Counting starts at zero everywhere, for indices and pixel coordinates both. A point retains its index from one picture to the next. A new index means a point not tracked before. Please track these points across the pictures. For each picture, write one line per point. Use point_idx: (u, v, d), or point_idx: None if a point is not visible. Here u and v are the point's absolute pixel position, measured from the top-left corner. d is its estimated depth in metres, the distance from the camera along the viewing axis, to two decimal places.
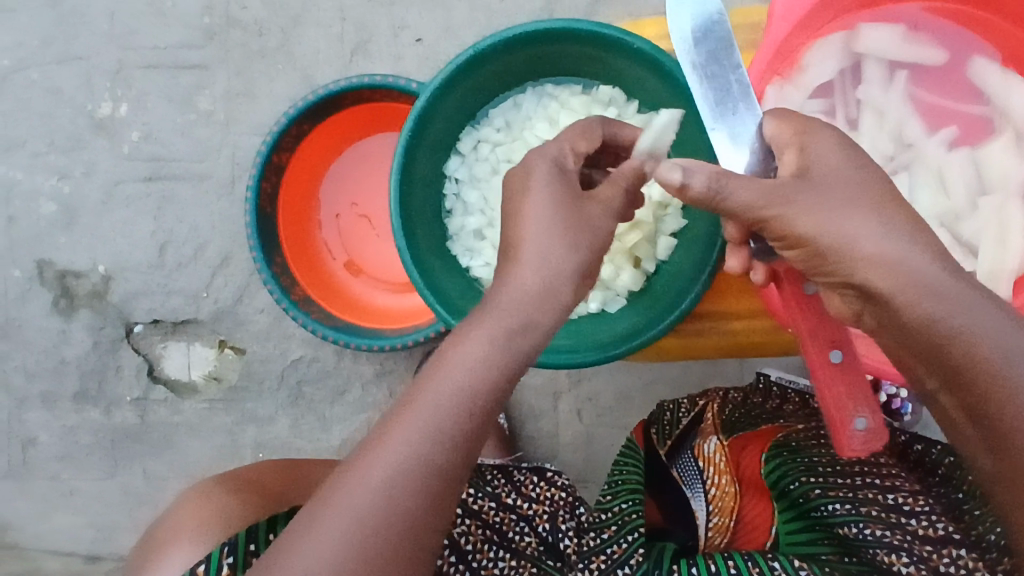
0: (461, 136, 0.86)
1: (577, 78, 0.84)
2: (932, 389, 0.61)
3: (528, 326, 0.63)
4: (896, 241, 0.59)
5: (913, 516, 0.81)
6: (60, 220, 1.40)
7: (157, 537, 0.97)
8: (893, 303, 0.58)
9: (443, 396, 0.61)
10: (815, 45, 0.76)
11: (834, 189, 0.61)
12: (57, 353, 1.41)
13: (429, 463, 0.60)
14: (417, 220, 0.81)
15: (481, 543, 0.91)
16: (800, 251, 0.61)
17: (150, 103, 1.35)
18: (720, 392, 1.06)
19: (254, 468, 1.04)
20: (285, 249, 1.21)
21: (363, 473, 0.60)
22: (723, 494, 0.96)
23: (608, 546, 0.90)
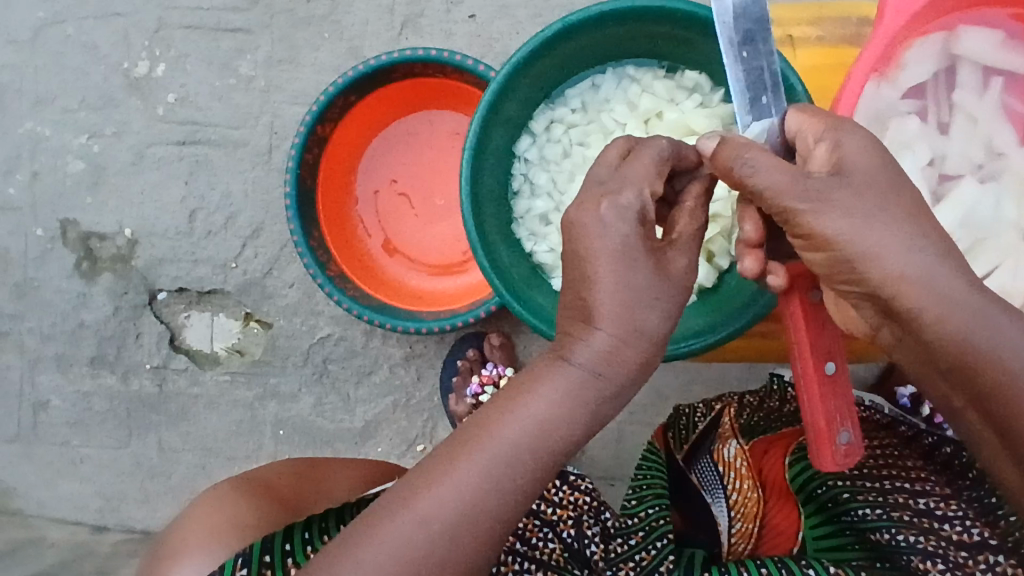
0: (535, 114, 0.87)
1: (659, 63, 0.85)
2: (957, 408, 0.55)
3: (596, 399, 0.56)
4: (924, 253, 0.52)
5: (947, 522, 0.73)
6: (87, 180, 1.36)
7: (164, 545, 0.88)
8: (920, 319, 0.53)
9: (515, 434, 0.56)
10: (917, 43, 0.75)
11: (864, 188, 0.54)
12: (75, 316, 1.37)
13: (473, 530, 0.55)
14: (485, 198, 0.81)
15: (502, 558, 0.78)
16: (821, 255, 0.55)
17: (189, 65, 1.31)
18: (735, 396, 0.97)
19: (266, 471, 0.96)
20: (323, 221, 1.19)
21: (422, 502, 0.56)
22: (746, 500, 0.85)
23: (637, 553, 0.80)
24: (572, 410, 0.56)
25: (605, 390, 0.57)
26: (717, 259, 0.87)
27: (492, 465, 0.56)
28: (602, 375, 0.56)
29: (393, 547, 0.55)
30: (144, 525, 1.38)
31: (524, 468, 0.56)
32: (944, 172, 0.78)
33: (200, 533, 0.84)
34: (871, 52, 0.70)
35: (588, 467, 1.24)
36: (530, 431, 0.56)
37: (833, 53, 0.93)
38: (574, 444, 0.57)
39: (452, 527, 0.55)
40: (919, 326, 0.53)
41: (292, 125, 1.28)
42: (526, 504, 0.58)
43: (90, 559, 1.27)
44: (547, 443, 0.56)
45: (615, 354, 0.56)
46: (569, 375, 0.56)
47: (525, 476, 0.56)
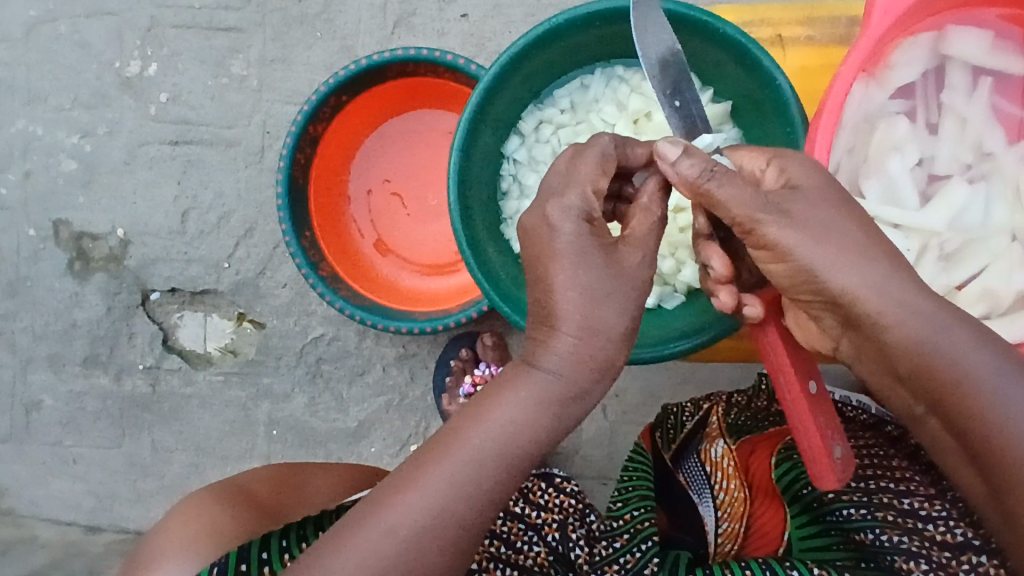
0: (524, 114, 0.87)
1: None
2: (919, 413, 0.59)
3: (561, 407, 0.56)
4: (876, 263, 0.56)
5: (930, 522, 0.73)
6: (79, 178, 1.35)
7: (146, 552, 0.88)
8: (876, 325, 0.56)
9: (483, 441, 0.56)
10: (906, 43, 0.75)
11: (817, 204, 0.57)
12: (68, 315, 1.37)
13: (441, 537, 0.55)
14: (473, 199, 0.80)
15: (484, 564, 0.78)
16: (783, 267, 0.57)
17: (181, 64, 1.31)
18: (723, 395, 0.96)
19: (247, 476, 0.96)
20: (315, 221, 1.18)
21: (393, 512, 0.56)
22: (732, 500, 0.85)
23: (621, 555, 0.79)
24: (538, 417, 0.56)
25: (571, 394, 0.56)
26: None
27: (461, 472, 0.56)
28: (567, 381, 0.56)
29: (362, 556, 0.55)
30: (137, 525, 1.38)
31: (492, 476, 0.56)
32: (933, 172, 0.78)
33: (180, 540, 0.85)
34: (861, 48, 0.69)
35: (581, 467, 1.24)
36: (498, 439, 0.56)
37: (824, 54, 0.93)
38: (542, 450, 0.58)
39: (421, 536, 0.55)
40: (877, 332, 0.56)
41: (285, 124, 1.28)
42: (496, 512, 0.57)
43: (82, 559, 1.27)
44: (515, 450, 0.56)
45: (581, 360, 0.56)
46: (535, 383, 0.56)
47: (493, 484, 0.56)
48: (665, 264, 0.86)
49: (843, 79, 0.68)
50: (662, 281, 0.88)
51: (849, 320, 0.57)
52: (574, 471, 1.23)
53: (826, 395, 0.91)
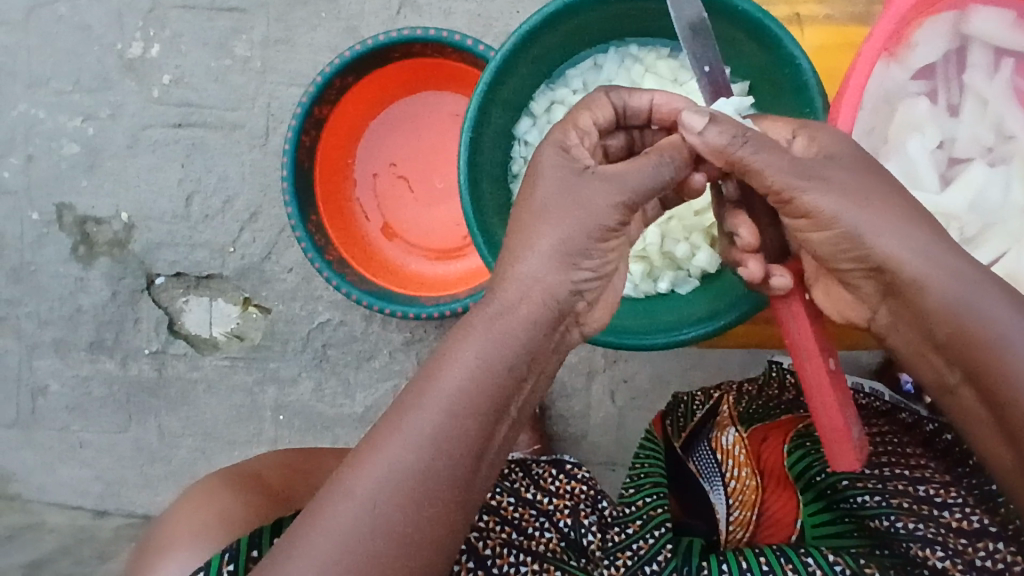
0: (535, 94, 0.85)
1: (663, 42, 0.83)
2: (951, 384, 0.58)
3: (516, 336, 0.56)
4: (915, 232, 0.56)
5: (946, 508, 0.72)
6: (83, 162, 1.34)
7: (156, 541, 0.87)
8: (914, 290, 0.56)
9: (449, 379, 0.55)
10: (928, 22, 0.74)
11: (855, 169, 0.59)
12: (74, 300, 1.36)
13: (423, 484, 0.54)
14: (484, 182, 0.79)
15: (496, 550, 0.78)
16: (823, 233, 0.58)
17: (184, 46, 1.29)
18: (733, 385, 0.95)
19: (257, 463, 0.95)
20: (320, 205, 1.17)
21: (369, 469, 0.54)
22: (743, 488, 0.85)
23: (634, 542, 0.78)
24: (494, 352, 0.56)
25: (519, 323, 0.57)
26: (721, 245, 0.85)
27: (418, 419, 0.55)
28: (514, 309, 0.57)
29: (328, 522, 0.54)
30: (145, 509, 1.39)
31: (450, 418, 0.54)
32: (953, 155, 0.78)
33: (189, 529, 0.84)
34: (882, 29, 0.68)
35: (589, 452, 1.24)
36: (453, 382, 0.55)
37: (842, 33, 0.91)
38: (503, 388, 0.56)
39: (385, 492, 0.54)
40: (915, 296, 0.57)
41: (290, 106, 1.26)
42: (464, 461, 0.55)
43: (92, 544, 1.29)
44: (475, 390, 0.55)
45: (528, 287, 0.57)
46: (483, 319, 0.57)
47: (456, 429, 0.55)
48: (679, 248, 0.84)
49: (864, 62, 0.68)
50: (676, 266, 0.86)
51: (889, 285, 0.58)
52: (582, 457, 1.23)
53: None
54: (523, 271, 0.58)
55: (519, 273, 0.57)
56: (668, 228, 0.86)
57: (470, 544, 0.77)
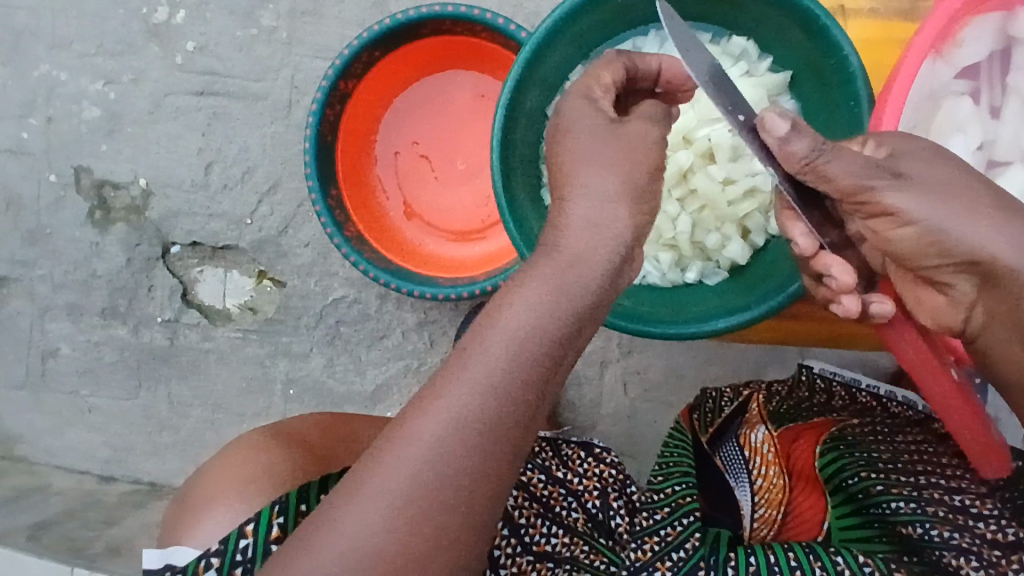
0: (570, 72, 0.81)
1: (705, 27, 0.81)
2: None
3: (583, 284, 0.54)
4: (1011, 226, 0.59)
5: (981, 519, 0.71)
6: (103, 127, 1.33)
7: (196, 495, 0.86)
8: (1015, 283, 0.59)
9: (513, 327, 0.53)
10: (976, 20, 0.72)
11: (936, 165, 0.60)
12: (88, 265, 1.36)
13: (484, 433, 0.53)
14: (516, 162, 0.78)
15: (530, 520, 0.81)
16: (909, 231, 0.60)
17: (209, 13, 1.27)
18: (762, 385, 0.98)
19: (296, 422, 0.95)
20: (341, 181, 1.16)
21: (428, 420, 0.53)
22: (770, 487, 0.86)
23: (661, 528, 0.78)
24: (560, 299, 0.54)
25: (587, 276, 0.55)
26: (753, 236, 0.83)
27: (483, 367, 0.53)
28: (579, 257, 0.55)
29: (391, 466, 0.53)
30: (151, 477, 1.39)
31: (518, 367, 0.53)
32: (992, 158, 0.76)
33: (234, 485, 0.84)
34: (933, 24, 0.67)
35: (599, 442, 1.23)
36: (520, 329, 0.53)
37: (886, 28, 0.89)
38: (569, 335, 0.54)
39: (450, 437, 0.52)
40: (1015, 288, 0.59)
41: (314, 79, 1.25)
42: (529, 407, 0.54)
43: (98, 509, 1.31)
44: (541, 338, 0.53)
45: (593, 234, 0.55)
46: (548, 268, 0.55)
47: (523, 379, 0.53)
48: (710, 239, 0.83)
49: (914, 55, 0.66)
50: (705, 256, 0.85)
51: (985, 277, 0.61)
52: None
53: (872, 390, 0.95)
54: (580, 217, 0.56)
55: (580, 225, 0.56)
56: (701, 217, 0.83)
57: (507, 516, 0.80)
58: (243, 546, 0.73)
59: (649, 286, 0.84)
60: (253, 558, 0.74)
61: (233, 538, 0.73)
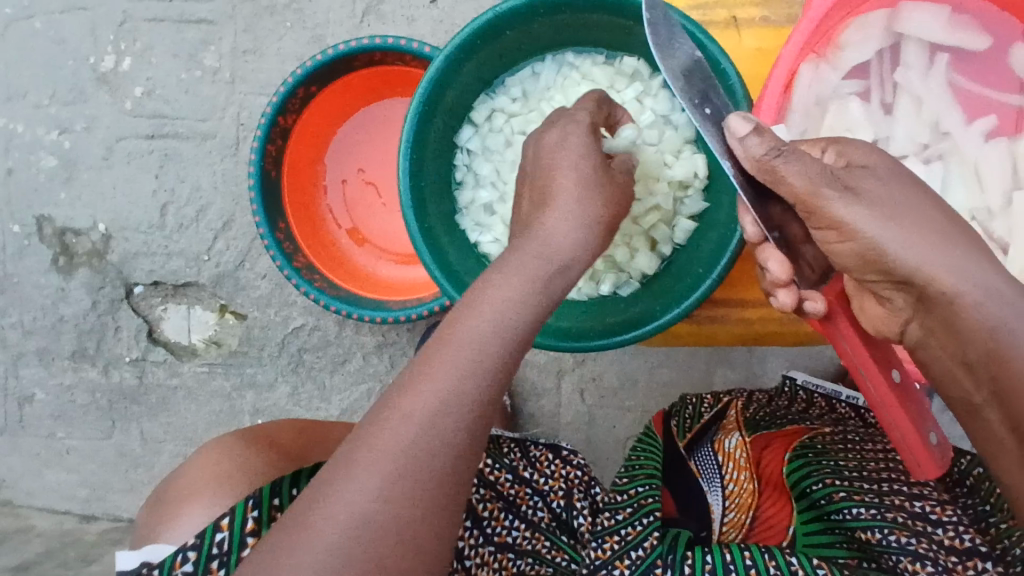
0: (476, 104, 0.86)
1: (598, 49, 0.84)
2: (978, 402, 0.62)
3: (556, 265, 0.62)
4: (952, 245, 0.59)
5: (940, 526, 0.76)
6: (61, 174, 1.37)
7: (166, 490, 0.91)
8: (950, 308, 0.59)
9: (453, 363, 0.57)
10: (854, 22, 0.75)
11: (889, 181, 0.60)
12: (55, 310, 1.39)
13: (430, 467, 0.55)
14: (426, 190, 0.80)
15: (494, 513, 0.85)
16: (851, 245, 0.60)
17: (154, 57, 1.31)
18: (742, 393, 1.02)
19: (269, 425, 0.98)
20: (290, 214, 1.19)
21: (371, 455, 0.55)
22: (741, 491, 0.89)
23: (623, 527, 0.81)
24: (540, 276, 0.61)
25: (567, 262, 0.63)
26: (661, 246, 0.84)
27: (423, 400, 0.56)
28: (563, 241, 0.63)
29: (384, 438, 0.55)
30: (129, 513, 1.42)
31: (481, 371, 0.57)
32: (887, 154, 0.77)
33: (210, 483, 0.86)
34: (802, 30, 0.69)
35: None
36: (504, 305, 0.59)
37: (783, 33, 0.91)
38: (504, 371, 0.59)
39: (439, 408, 0.56)
40: (950, 312, 0.59)
41: (259, 116, 1.28)
42: (510, 381, 0.60)
43: (77, 548, 1.33)
44: (479, 373, 0.57)
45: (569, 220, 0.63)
46: (530, 251, 0.62)
47: (464, 414, 0.56)
48: (619, 253, 0.83)
49: (785, 61, 0.69)
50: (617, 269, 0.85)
51: (922, 298, 0.61)
52: None
53: (852, 400, 0.99)
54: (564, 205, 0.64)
55: (566, 210, 0.64)
56: None
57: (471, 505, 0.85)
58: (218, 540, 0.73)
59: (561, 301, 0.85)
60: (229, 551, 0.74)
61: (210, 532, 0.73)
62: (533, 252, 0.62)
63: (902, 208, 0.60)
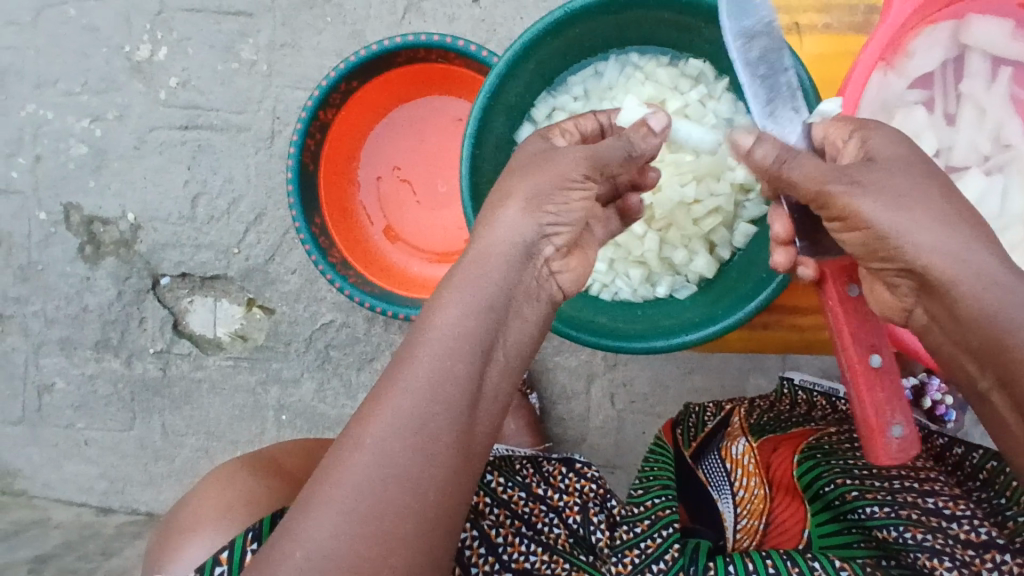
0: (536, 101, 0.89)
1: (663, 50, 0.87)
2: (983, 389, 0.58)
3: (499, 274, 0.60)
4: (958, 230, 0.57)
5: (955, 520, 0.74)
6: (91, 163, 1.36)
7: (173, 520, 0.89)
8: (950, 295, 0.56)
9: (410, 386, 0.56)
10: (926, 31, 0.76)
11: (899, 174, 0.59)
12: (79, 300, 1.38)
13: (395, 497, 0.54)
14: (485, 182, 0.84)
15: (509, 538, 0.81)
16: (856, 234, 0.60)
17: (191, 48, 1.30)
18: (744, 401, 1.01)
19: (272, 450, 0.97)
20: (324, 209, 1.18)
21: (333, 492, 0.54)
22: (752, 497, 0.87)
23: (641, 540, 0.79)
24: (482, 291, 0.59)
25: (526, 259, 0.62)
26: (719, 251, 0.87)
27: (380, 430, 0.55)
28: (503, 253, 0.60)
29: (341, 476, 0.55)
30: (148, 506, 1.40)
31: (440, 394, 0.56)
32: (950, 164, 0.78)
33: (211, 512, 0.84)
34: (880, 36, 0.70)
35: (589, 455, 1.24)
36: (447, 326, 0.57)
37: (839, 42, 0.94)
38: (467, 387, 0.57)
39: (397, 436, 0.54)
40: (951, 300, 0.57)
41: (294, 110, 1.28)
42: (476, 400, 0.57)
43: (96, 541, 1.32)
44: (436, 393, 0.56)
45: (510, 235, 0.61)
46: (469, 267, 0.60)
47: (426, 438, 0.55)
48: (677, 255, 0.87)
49: (862, 67, 0.70)
50: (675, 271, 0.89)
51: (925, 286, 0.59)
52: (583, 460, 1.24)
53: None
54: (507, 220, 0.61)
55: (507, 226, 0.61)
56: (667, 234, 0.87)
57: (482, 532, 0.81)
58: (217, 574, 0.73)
59: (621, 302, 0.90)
60: None
61: (209, 566, 0.74)
62: (494, 259, 0.60)
63: (910, 194, 0.58)
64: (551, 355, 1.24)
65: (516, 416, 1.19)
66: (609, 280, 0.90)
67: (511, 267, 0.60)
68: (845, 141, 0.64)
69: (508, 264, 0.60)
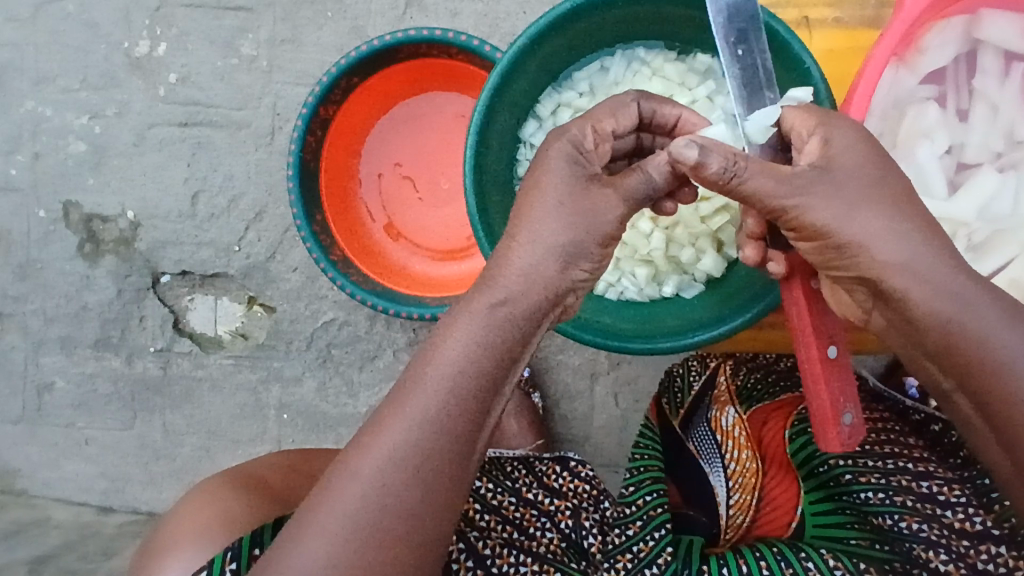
0: (542, 97, 0.89)
1: (671, 45, 0.86)
2: (945, 389, 0.59)
3: (515, 321, 0.59)
4: (911, 239, 0.57)
5: (949, 508, 0.74)
6: (90, 160, 1.34)
7: (159, 535, 0.88)
8: (902, 303, 0.58)
9: (414, 422, 0.57)
10: (939, 27, 0.75)
11: (852, 177, 0.58)
12: (79, 298, 1.37)
13: (387, 527, 0.56)
14: (488, 181, 0.83)
15: (498, 550, 0.78)
16: (814, 242, 0.59)
17: (191, 44, 1.29)
18: (728, 355, 0.95)
19: (261, 464, 0.95)
20: (325, 207, 1.17)
21: (328, 516, 0.57)
22: (744, 471, 0.85)
23: (634, 543, 0.78)
24: (492, 335, 0.59)
25: (531, 294, 0.60)
26: (726, 249, 0.86)
27: (377, 462, 0.57)
28: (506, 291, 0.59)
29: (337, 504, 0.57)
30: (149, 506, 1.40)
31: (439, 434, 0.57)
32: (962, 160, 0.79)
33: (196, 527, 0.84)
34: (894, 32, 0.69)
35: (593, 454, 1.23)
36: (451, 367, 0.58)
37: (852, 37, 0.92)
38: (467, 428, 0.58)
39: (393, 468, 0.57)
40: (903, 309, 0.58)
41: (295, 106, 1.26)
42: (474, 439, 0.59)
43: (96, 541, 1.30)
44: (438, 433, 0.57)
45: (526, 276, 0.60)
46: (481, 304, 0.59)
47: (423, 473, 0.57)
48: (684, 254, 0.87)
49: (875, 63, 0.69)
50: (682, 270, 0.88)
51: (880, 294, 0.59)
52: (585, 459, 1.23)
53: None
54: (523, 261, 0.60)
55: (522, 262, 0.60)
56: (673, 233, 0.87)
57: (469, 544, 0.78)
58: None
59: (627, 301, 0.89)
60: None
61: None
62: (512, 294, 0.59)
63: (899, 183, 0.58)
64: (554, 354, 1.23)
65: (518, 415, 1.18)
66: (615, 279, 0.89)
67: (523, 304, 0.60)
68: (806, 139, 0.61)
69: (524, 294, 0.60)
